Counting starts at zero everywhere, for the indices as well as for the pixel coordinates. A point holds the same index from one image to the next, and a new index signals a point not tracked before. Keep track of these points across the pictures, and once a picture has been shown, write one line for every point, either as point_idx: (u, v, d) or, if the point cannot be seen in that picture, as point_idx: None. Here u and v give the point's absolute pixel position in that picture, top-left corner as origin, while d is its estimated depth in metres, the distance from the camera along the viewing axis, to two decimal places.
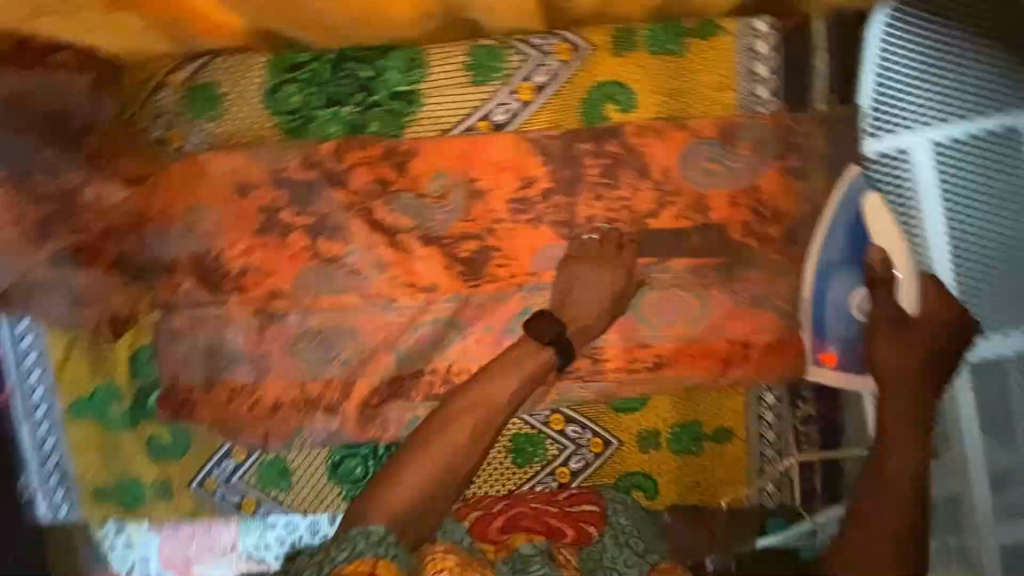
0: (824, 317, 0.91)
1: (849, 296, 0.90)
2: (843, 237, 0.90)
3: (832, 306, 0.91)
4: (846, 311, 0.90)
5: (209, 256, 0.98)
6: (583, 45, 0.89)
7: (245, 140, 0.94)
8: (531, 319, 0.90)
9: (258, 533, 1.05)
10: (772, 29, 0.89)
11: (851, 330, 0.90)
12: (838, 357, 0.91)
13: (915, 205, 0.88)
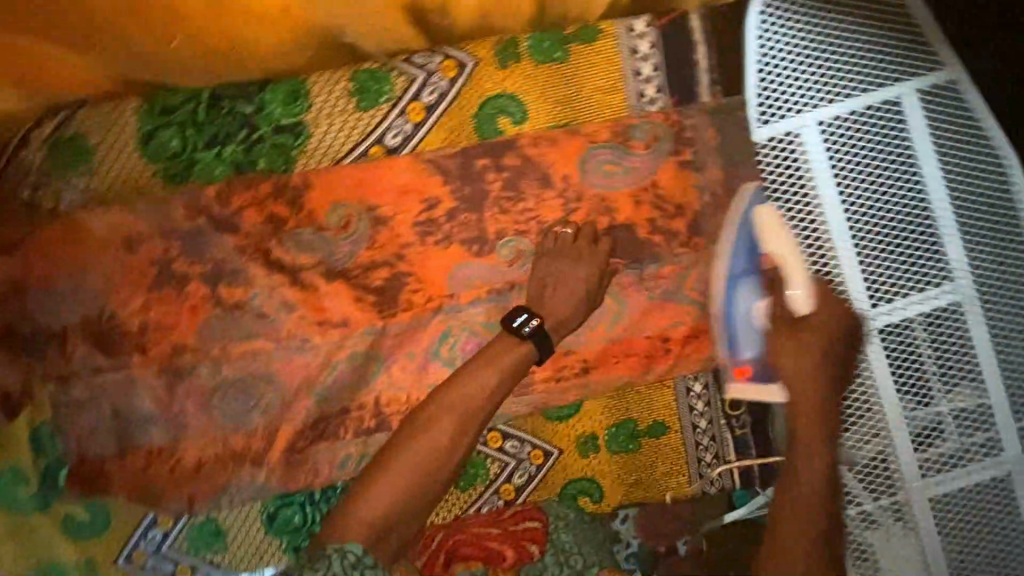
0: (734, 333, 0.95)
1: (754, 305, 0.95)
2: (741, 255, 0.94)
3: (739, 321, 0.95)
4: (751, 325, 0.95)
5: (101, 317, 0.91)
6: (468, 61, 0.89)
7: (125, 193, 0.89)
8: (509, 316, 0.89)
9: None
10: (650, 29, 0.92)
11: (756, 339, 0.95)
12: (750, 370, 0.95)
13: (810, 185, 0.95)
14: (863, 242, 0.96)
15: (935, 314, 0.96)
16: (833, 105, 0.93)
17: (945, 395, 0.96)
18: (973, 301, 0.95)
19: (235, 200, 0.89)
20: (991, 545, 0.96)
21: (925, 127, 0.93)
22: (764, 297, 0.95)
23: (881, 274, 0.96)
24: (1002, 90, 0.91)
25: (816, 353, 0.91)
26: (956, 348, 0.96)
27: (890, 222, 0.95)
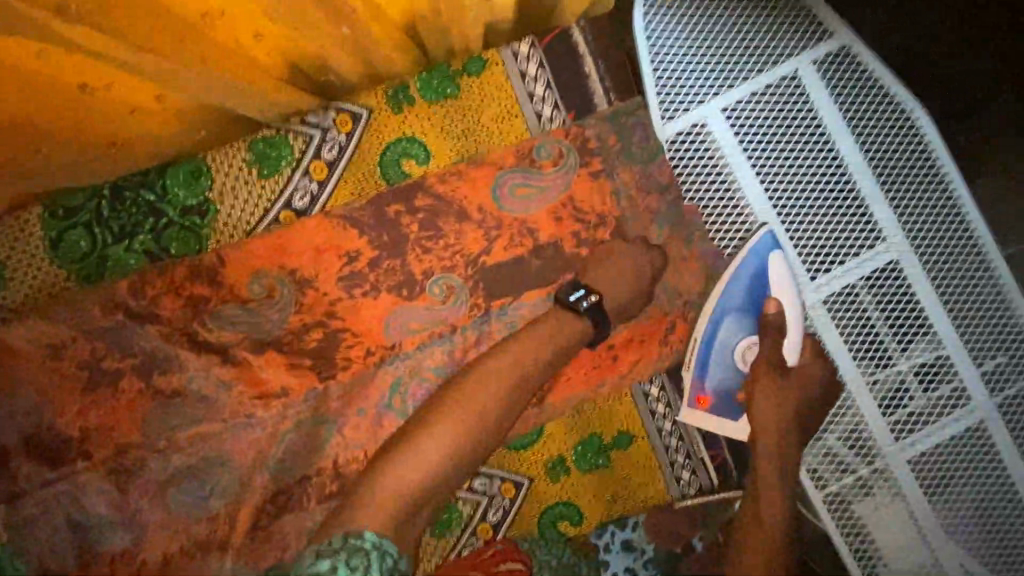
0: (710, 359, 0.97)
1: (738, 341, 0.97)
2: (744, 286, 0.96)
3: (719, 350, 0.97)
4: (729, 358, 0.98)
5: (36, 432, 0.87)
6: (362, 112, 0.90)
7: (43, 302, 0.88)
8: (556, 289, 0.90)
9: None
10: (534, 47, 0.92)
11: (731, 376, 0.98)
12: (711, 399, 0.98)
13: (728, 170, 0.95)
14: (788, 216, 0.95)
15: (874, 274, 0.95)
16: (731, 89, 0.94)
17: (903, 354, 0.95)
18: (909, 256, 0.94)
19: (156, 288, 0.88)
20: (978, 494, 0.93)
21: (828, 95, 0.94)
22: (744, 339, 0.97)
23: (813, 246, 0.96)
24: (1004, 91, 0.86)
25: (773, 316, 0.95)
26: (902, 306, 0.95)
27: (811, 193, 0.95)
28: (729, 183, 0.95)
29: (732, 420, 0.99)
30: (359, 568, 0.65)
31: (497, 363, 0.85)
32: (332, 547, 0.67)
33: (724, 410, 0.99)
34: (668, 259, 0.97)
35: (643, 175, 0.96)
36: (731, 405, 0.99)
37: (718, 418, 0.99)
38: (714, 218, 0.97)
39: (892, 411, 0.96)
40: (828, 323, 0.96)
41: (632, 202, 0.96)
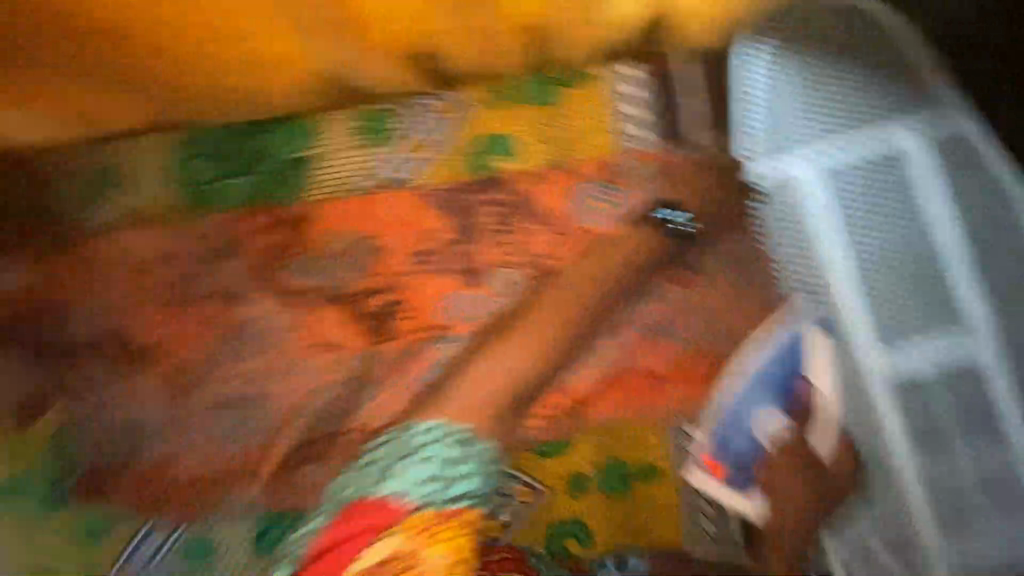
0: (728, 429, 0.95)
1: (763, 416, 0.94)
2: (781, 357, 0.95)
3: (742, 422, 0.95)
4: (751, 433, 0.95)
5: (123, 332, 0.98)
6: (467, 103, 0.95)
7: (152, 218, 0.98)
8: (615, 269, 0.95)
9: None
10: (644, 73, 0.95)
11: (751, 450, 0.95)
12: (725, 470, 0.95)
13: (806, 223, 0.95)
14: (865, 282, 0.92)
15: (952, 360, 0.88)
16: (828, 142, 0.92)
17: (968, 453, 0.88)
18: (999, 354, 0.86)
19: (247, 231, 0.97)
20: None
21: (944, 165, 0.88)
22: (773, 416, 0.94)
23: (888, 318, 0.91)
24: (1004, 91, 0.83)
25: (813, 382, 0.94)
26: (979, 403, 0.87)
27: (896, 262, 0.90)
28: (803, 237, 0.95)
29: (743, 494, 0.94)
30: (462, 456, 0.93)
31: (545, 304, 0.95)
32: (433, 432, 0.94)
33: (734, 484, 0.95)
34: (733, 300, 0.95)
35: (721, 215, 0.97)
36: (745, 482, 0.95)
37: (728, 492, 0.95)
38: (786, 269, 0.96)
39: (942, 509, 0.89)
40: (887, 400, 0.91)
41: (703, 237, 0.96)
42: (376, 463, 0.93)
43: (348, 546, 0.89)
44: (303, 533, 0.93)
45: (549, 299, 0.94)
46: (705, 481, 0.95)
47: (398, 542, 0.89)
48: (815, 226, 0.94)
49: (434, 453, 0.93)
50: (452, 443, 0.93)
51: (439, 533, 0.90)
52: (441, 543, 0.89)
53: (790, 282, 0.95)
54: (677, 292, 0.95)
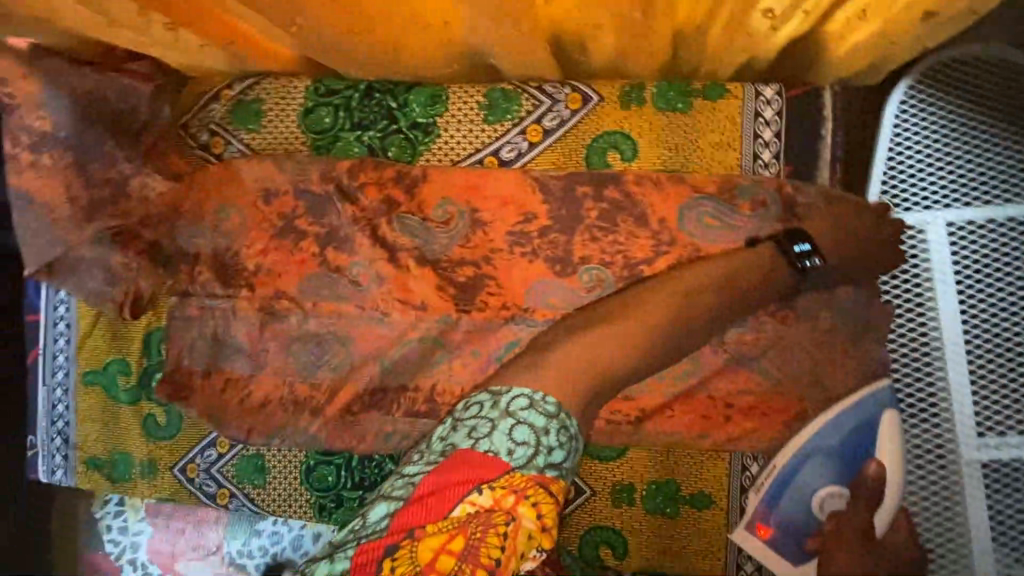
0: (781, 490, 0.85)
1: (821, 485, 0.82)
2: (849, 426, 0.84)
3: (796, 485, 0.84)
4: (805, 500, 0.83)
5: (229, 251, 1.05)
6: (594, 96, 0.94)
7: (277, 152, 1.03)
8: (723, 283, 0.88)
9: (244, 539, 1.21)
10: (775, 97, 0.89)
11: (804, 519, 0.83)
12: (773, 532, 0.85)
13: (928, 283, 0.89)
14: (978, 362, 0.86)
15: None
16: (967, 206, 0.87)
17: None
18: None
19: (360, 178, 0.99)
20: None
21: None
22: (832, 485, 0.82)
23: (996, 401, 0.85)
24: None
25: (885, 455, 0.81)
26: None
27: (1014, 348, 0.85)
28: (923, 297, 0.89)
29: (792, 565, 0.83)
30: (563, 440, 0.75)
31: (648, 301, 0.87)
32: (545, 408, 0.76)
33: (785, 553, 0.84)
34: (828, 349, 0.90)
35: (841, 255, 0.88)
36: (799, 554, 0.83)
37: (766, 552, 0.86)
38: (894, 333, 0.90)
39: None
40: (977, 487, 0.85)
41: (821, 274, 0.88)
42: (463, 427, 0.76)
43: (438, 502, 0.71)
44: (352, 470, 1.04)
45: (663, 288, 0.88)
46: (748, 537, 0.88)
47: (466, 511, 0.71)
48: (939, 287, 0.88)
49: (528, 419, 0.74)
50: (545, 413, 0.75)
51: (528, 495, 0.72)
52: (526, 507, 0.72)
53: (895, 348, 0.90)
54: (773, 325, 0.91)
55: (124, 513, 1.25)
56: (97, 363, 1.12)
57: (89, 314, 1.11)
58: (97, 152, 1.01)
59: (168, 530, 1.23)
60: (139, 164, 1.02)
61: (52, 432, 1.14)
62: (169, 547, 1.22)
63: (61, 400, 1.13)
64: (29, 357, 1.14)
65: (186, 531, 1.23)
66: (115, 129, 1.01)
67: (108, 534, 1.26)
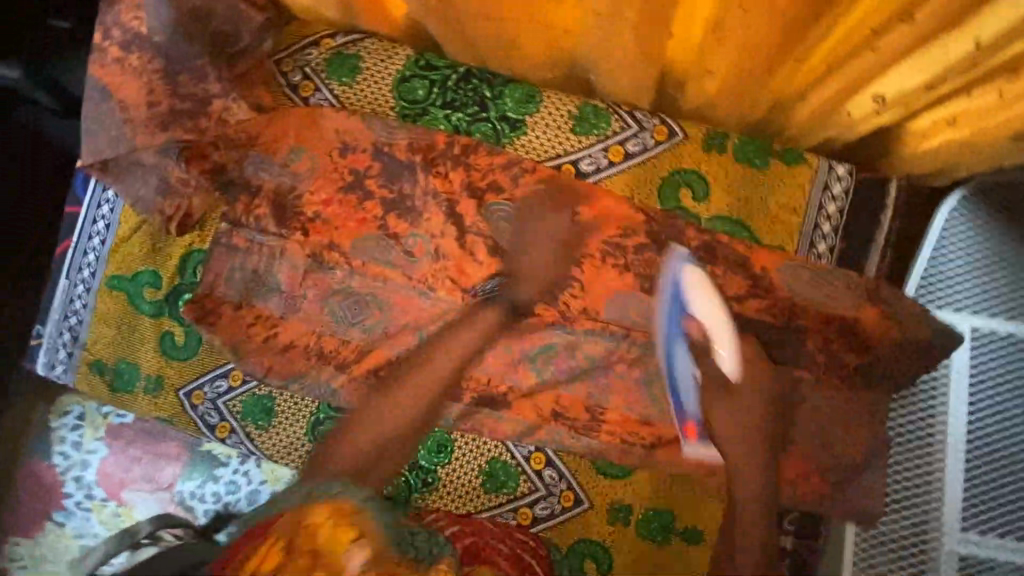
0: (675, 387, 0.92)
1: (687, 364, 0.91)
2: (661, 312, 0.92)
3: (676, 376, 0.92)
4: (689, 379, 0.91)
5: (291, 193, 1.06)
6: (679, 133, 0.98)
7: (362, 110, 1.05)
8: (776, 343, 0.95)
9: (201, 481, 1.16)
10: (846, 175, 0.95)
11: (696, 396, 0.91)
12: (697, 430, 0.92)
13: (945, 377, 0.89)
14: (977, 467, 0.85)
15: None
16: (995, 315, 0.87)
17: None
18: None
19: (441, 154, 1.02)
20: None
21: None
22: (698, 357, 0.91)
23: (992, 507, 0.84)
24: None
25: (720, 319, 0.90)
26: None
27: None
28: (936, 389, 0.90)
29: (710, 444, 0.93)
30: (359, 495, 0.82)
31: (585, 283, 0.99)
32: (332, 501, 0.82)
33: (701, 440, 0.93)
34: (842, 417, 0.94)
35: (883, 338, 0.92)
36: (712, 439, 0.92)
37: (686, 439, 0.95)
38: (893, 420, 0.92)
39: None
40: None
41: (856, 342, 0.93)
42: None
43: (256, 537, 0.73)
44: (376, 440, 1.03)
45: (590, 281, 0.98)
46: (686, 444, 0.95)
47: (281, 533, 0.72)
48: (953, 383, 0.88)
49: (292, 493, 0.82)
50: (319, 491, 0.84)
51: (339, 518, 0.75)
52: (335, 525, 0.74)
53: (896, 440, 0.92)
54: (799, 384, 0.95)
55: (83, 427, 1.19)
56: (127, 270, 1.10)
57: (133, 219, 1.10)
58: (190, 66, 1.01)
59: (126, 455, 1.18)
60: (227, 86, 1.02)
61: (62, 326, 1.11)
62: (120, 472, 1.18)
63: (80, 297, 1.11)
64: (58, 247, 1.12)
65: (142, 460, 1.17)
66: (215, 51, 1.02)
67: (60, 445, 1.19)
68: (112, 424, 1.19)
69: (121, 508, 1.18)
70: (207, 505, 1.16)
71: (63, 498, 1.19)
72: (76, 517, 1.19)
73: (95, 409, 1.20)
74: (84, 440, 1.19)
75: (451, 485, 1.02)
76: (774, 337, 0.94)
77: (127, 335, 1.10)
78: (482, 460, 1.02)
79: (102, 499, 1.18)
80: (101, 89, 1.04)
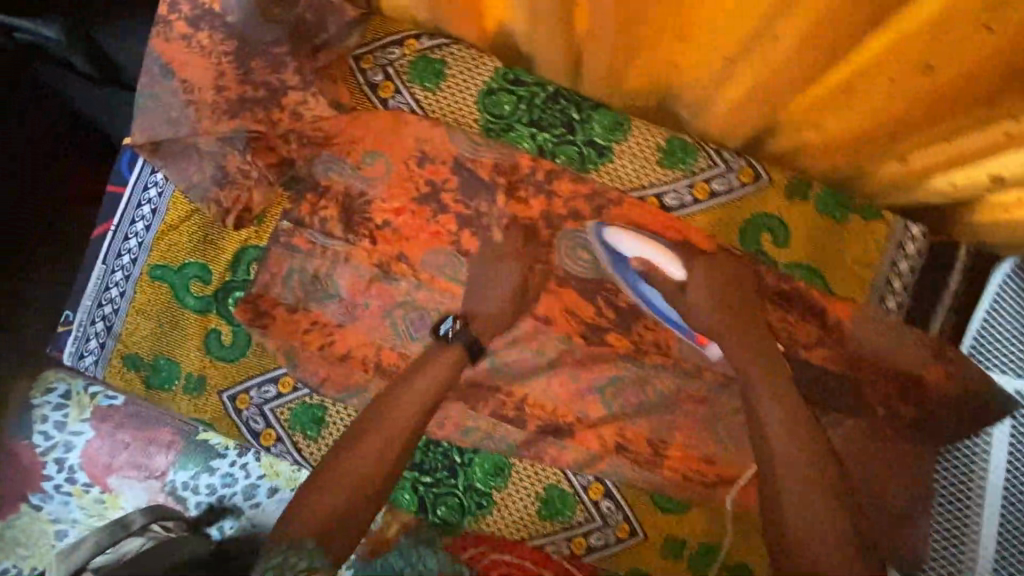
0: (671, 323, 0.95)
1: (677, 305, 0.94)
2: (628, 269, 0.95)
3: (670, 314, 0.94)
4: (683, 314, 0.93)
5: (362, 198, 1.02)
6: (765, 177, 0.98)
7: (446, 119, 1.01)
8: (841, 394, 0.97)
9: (193, 473, 1.17)
10: (920, 235, 0.97)
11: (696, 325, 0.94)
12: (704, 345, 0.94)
13: (990, 443, 0.91)
14: (1012, 528, 0.85)
15: None
16: None
17: None
18: None
19: (523, 173, 1.00)
20: None
21: None
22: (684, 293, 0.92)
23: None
24: None
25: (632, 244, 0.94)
26: None
27: None
28: (981, 453, 0.92)
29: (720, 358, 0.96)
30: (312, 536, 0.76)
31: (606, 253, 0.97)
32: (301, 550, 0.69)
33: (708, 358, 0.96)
34: (901, 471, 0.96)
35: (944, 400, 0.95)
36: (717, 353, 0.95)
37: (689, 347, 0.98)
38: (939, 474, 0.95)
39: None
40: None
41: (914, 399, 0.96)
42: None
43: None
44: (432, 457, 1.02)
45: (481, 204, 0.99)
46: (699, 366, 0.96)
47: None
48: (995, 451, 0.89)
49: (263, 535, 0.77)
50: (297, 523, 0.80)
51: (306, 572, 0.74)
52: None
53: (940, 492, 0.94)
54: (856, 435, 0.98)
55: (65, 408, 1.17)
56: (172, 261, 1.04)
57: (183, 208, 1.03)
58: (267, 54, 0.95)
59: (110, 440, 1.16)
60: (304, 79, 0.96)
61: (94, 314, 1.04)
62: (105, 456, 1.15)
63: (117, 285, 1.04)
64: (96, 229, 1.04)
65: (129, 447, 1.16)
66: (296, 40, 0.96)
67: (43, 424, 1.17)
68: (100, 405, 1.17)
69: (104, 495, 1.17)
70: (198, 498, 1.17)
71: (41, 481, 1.16)
72: (54, 501, 1.16)
73: (82, 388, 1.17)
74: (69, 421, 1.17)
75: (507, 510, 1.02)
76: (837, 386, 0.97)
77: (167, 331, 1.03)
78: (538, 487, 1.01)
79: (84, 484, 1.17)
80: (164, 67, 0.96)
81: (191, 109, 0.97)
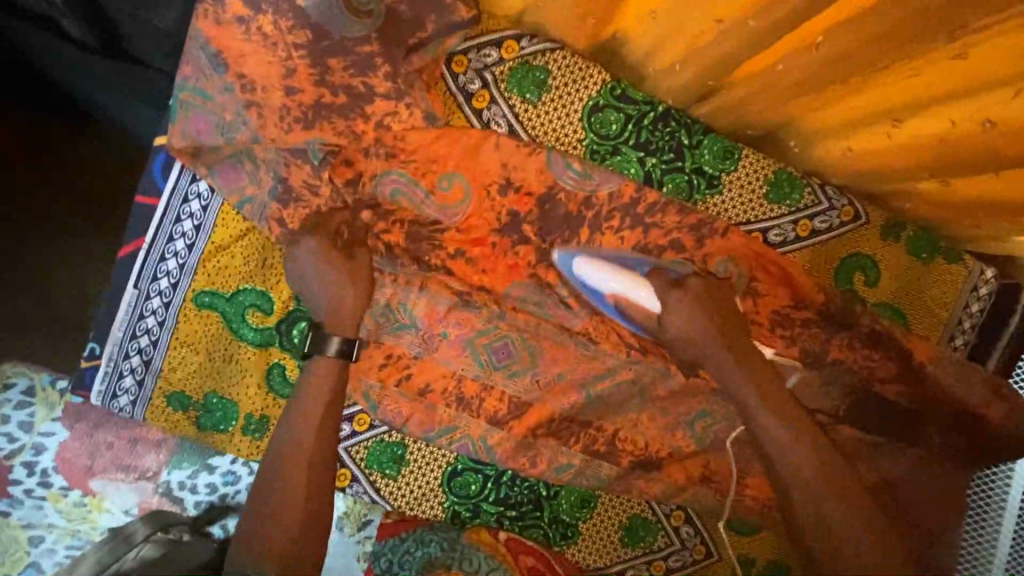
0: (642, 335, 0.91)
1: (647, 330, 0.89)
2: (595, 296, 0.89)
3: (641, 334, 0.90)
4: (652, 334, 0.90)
5: (444, 220, 0.91)
6: (864, 217, 0.98)
7: (546, 138, 0.92)
8: (924, 432, 0.96)
9: (190, 473, 1.02)
10: (993, 279, 1.01)
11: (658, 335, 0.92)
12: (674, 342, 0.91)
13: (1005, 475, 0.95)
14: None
15: None
16: None
17: None
18: None
19: (623, 196, 0.92)
20: None
21: None
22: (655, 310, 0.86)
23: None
24: None
25: (615, 264, 0.89)
26: None
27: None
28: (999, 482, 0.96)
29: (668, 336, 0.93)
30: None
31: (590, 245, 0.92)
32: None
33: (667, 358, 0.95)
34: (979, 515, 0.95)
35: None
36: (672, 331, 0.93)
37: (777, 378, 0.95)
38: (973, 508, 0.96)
39: None
40: None
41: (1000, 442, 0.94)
42: None
43: None
44: (516, 487, 1.00)
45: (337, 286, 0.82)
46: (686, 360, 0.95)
47: None
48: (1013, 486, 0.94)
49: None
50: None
51: None
52: None
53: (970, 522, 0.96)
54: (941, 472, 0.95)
55: (32, 408, 0.99)
56: (223, 287, 0.90)
57: (234, 224, 0.88)
58: (351, 55, 0.81)
59: (91, 440, 1.00)
60: (395, 85, 0.83)
61: (127, 347, 0.90)
62: (85, 458, 0.99)
63: (154, 314, 0.90)
64: (123, 249, 0.88)
65: (115, 445, 1.01)
66: (388, 37, 0.82)
67: (3, 425, 0.98)
68: (75, 401, 1.01)
69: (87, 499, 1.00)
70: (196, 498, 1.02)
71: (6, 486, 0.98)
72: (26, 506, 0.98)
73: (48, 381, 1.01)
74: (37, 421, 1.00)
75: (590, 537, 1.02)
76: (915, 422, 0.96)
77: (218, 366, 0.92)
78: (621, 515, 1.03)
79: (61, 488, 0.99)
80: (216, 57, 0.79)
81: (251, 113, 0.80)
